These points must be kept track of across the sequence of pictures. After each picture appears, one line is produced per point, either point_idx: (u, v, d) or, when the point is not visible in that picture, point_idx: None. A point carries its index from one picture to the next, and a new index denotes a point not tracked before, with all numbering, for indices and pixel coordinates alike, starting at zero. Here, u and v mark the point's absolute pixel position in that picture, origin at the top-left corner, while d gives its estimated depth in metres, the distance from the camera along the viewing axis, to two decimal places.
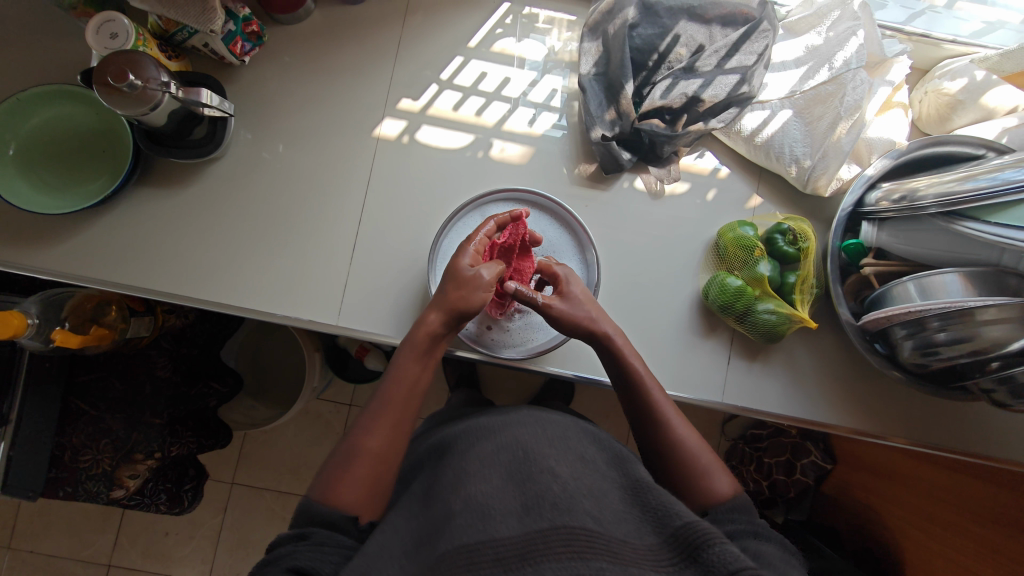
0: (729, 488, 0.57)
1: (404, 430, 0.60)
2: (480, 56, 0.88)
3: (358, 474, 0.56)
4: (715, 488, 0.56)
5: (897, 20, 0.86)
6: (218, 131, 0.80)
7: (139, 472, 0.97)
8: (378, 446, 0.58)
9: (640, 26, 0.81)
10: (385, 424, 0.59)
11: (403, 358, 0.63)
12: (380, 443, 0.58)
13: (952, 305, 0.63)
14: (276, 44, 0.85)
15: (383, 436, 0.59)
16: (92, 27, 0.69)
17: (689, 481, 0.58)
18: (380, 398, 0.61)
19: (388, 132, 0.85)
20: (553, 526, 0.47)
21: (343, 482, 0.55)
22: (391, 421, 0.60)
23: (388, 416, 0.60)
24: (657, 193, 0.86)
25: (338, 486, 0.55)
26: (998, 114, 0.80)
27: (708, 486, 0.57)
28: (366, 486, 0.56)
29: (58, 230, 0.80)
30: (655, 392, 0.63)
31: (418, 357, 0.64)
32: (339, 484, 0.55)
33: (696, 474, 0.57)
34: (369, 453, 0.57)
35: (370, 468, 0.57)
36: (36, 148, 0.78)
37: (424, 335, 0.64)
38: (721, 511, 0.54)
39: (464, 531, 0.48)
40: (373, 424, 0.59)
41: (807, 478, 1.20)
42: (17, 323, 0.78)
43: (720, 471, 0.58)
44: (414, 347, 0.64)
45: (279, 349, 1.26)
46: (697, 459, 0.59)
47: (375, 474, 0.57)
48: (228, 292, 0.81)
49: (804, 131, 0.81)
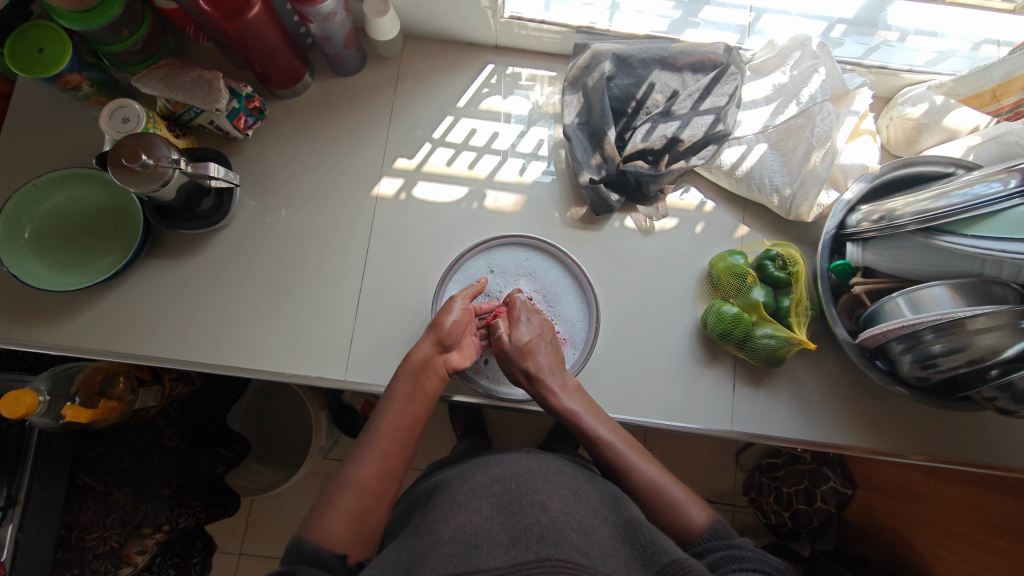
0: (705, 518, 0.59)
1: (396, 467, 0.62)
2: (469, 114, 0.93)
3: (347, 509, 0.57)
4: (689, 521, 0.59)
5: (855, 55, 0.92)
6: (225, 202, 0.84)
7: (147, 547, 0.96)
8: (371, 479, 0.59)
9: (616, 77, 0.88)
10: (377, 457, 0.61)
11: (399, 380, 0.68)
12: (372, 475, 0.60)
13: (942, 316, 0.65)
14: (277, 116, 0.90)
15: (375, 469, 0.60)
16: (105, 113, 0.73)
17: (666, 521, 0.60)
18: (382, 423, 0.64)
19: (386, 190, 0.89)
20: (538, 557, 0.48)
21: (331, 518, 0.56)
22: (384, 454, 0.62)
23: (380, 447, 0.62)
24: (647, 229, 0.90)
25: (326, 515, 0.56)
26: (961, 134, 0.85)
27: (683, 524, 0.59)
28: (355, 518, 0.57)
29: (66, 307, 0.82)
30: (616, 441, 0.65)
31: (416, 388, 0.67)
32: (326, 519, 0.56)
33: (673, 504, 0.60)
34: (359, 485, 0.59)
35: (355, 497, 0.58)
36: (50, 229, 0.81)
37: (412, 361, 0.68)
38: (700, 544, 0.57)
39: (448, 560, 0.48)
40: (367, 457, 0.61)
41: (828, 506, 1.17)
42: (30, 401, 0.79)
43: (692, 501, 0.60)
44: (410, 373, 0.68)
45: (286, 410, 1.26)
46: (662, 489, 0.61)
47: (365, 508, 0.58)
48: (230, 356, 0.82)
49: (781, 162, 0.85)
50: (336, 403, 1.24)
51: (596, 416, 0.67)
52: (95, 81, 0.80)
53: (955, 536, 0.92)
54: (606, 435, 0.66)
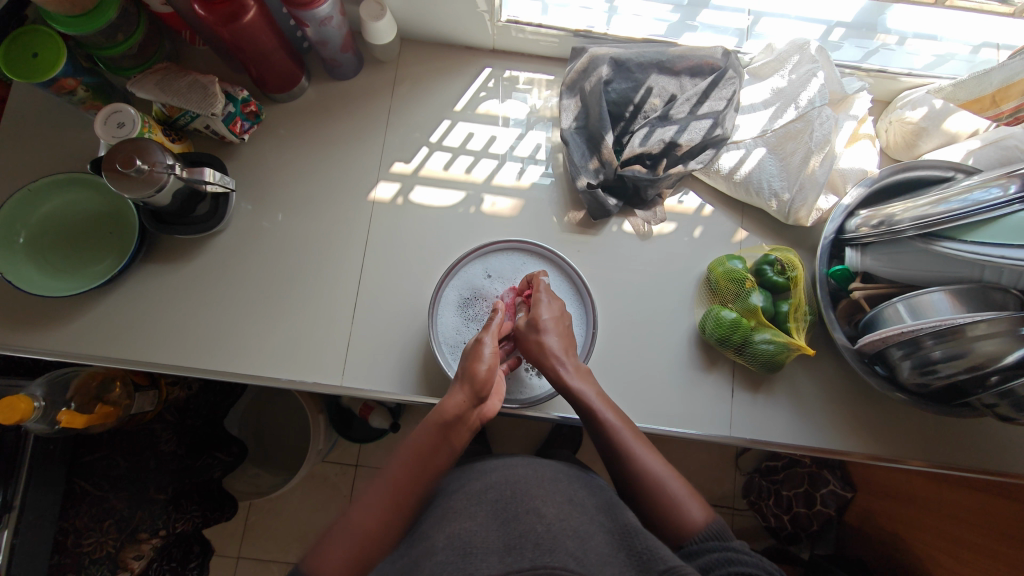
0: (704, 516, 0.59)
1: (402, 516, 0.59)
2: (466, 118, 0.93)
3: (344, 549, 0.56)
4: (688, 519, 0.58)
5: (853, 59, 0.92)
6: (221, 207, 0.84)
7: (144, 553, 0.95)
8: (372, 525, 0.58)
9: (614, 81, 0.87)
10: (382, 504, 0.59)
11: (419, 430, 0.64)
12: (373, 521, 0.58)
13: (941, 322, 0.64)
14: (273, 120, 0.90)
15: (379, 515, 0.59)
16: (99, 118, 0.73)
17: (664, 519, 0.59)
18: (394, 471, 0.62)
19: (383, 195, 0.89)
20: (533, 565, 0.47)
21: (327, 555, 0.55)
22: (390, 502, 0.59)
23: (388, 495, 0.60)
24: (645, 234, 0.89)
25: (323, 555, 0.56)
26: (961, 138, 0.84)
27: (682, 523, 0.58)
28: (350, 561, 0.56)
29: (61, 312, 0.82)
30: (622, 429, 0.64)
31: (434, 440, 0.63)
32: (322, 555, 0.56)
33: (673, 502, 0.59)
34: (360, 528, 0.58)
35: (354, 540, 0.57)
36: (45, 234, 0.80)
37: (444, 416, 0.63)
38: (697, 543, 0.56)
39: (442, 568, 0.48)
40: (372, 502, 0.59)
41: (829, 509, 1.16)
42: (25, 407, 0.79)
43: (691, 499, 0.60)
44: (434, 426, 0.63)
45: (284, 414, 1.26)
46: (662, 482, 0.61)
47: (363, 553, 0.56)
48: (225, 362, 0.82)
49: (779, 166, 0.85)
50: (335, 406, 1.23)
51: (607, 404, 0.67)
52: (90, 86, 0.79)
53: (956, 540, 0.91)
54: (612, 420, 0.65)
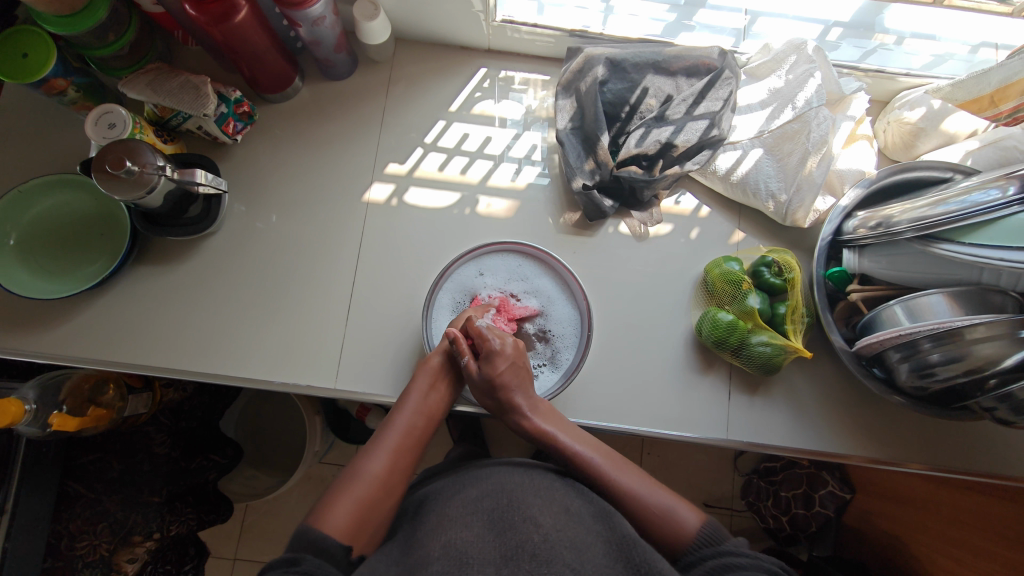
0: (697, 519, 0.59)
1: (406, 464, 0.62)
2: (461, 119, 0.92)
3: (353, 501, 0.57)
4: (682, 528, 0.58)
5: (851, 59, 0.92)
6: (213, 208, 0.83)
7: (138, 555, 0.94)
8: (380, 471, 0.60)
9: (610, 82, 0.87)
10: (389, 452, 0.62)
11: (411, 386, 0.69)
12: (380, 469, 0.60)
13: (940, 326, 0.64)
14: (266, 121, 0.89)
15: (385, 463, 0.60)
16: (90, 118, 0.72)
17: (659, 531, 0.59)
18: (397, 422, 0.65)
19: (377, 196, 0.88)
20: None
21: (337, 506, 0.56)
22: (396, 451, 0.62)
23: (391, 444, 0.63)
24: (641, 235, 0.88)
25: (332, 505, 0.56)
26: (959, 138, 0.83)
27: (677, 532, 0.58)
28: (361, 507, 0.56)
29: (53, 314, 0.81)
30: (597, 458, 0.64)
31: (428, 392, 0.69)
32: (332, 509, 0.56)
33: (666, 514, 0.59)
34: (370, 476, 0.59)
35: (364, 486, 0.58)
36: (35, 235, 0.80)
37: (431, 363, 0.71)
38: (692, 553, 0.57)
39: None
40: (379, 451, 0.62)
41: (827, 510, 1.15)
42: (15, 411, 0.78)
43: (684, 507, 0.60)
44: (424, 375, 0.70)
45: (279, 416, 1.25)
46: (648, 500, 0.60)
47: (371, 501, 0.57)
48: (218, 365, 0.81)
49: (776, 167, 0.84)
50: (331, 407, 1.23)
51: (573, 434, 0.66)
52: (81, 86, 0.79)
53: (955, 542, 0.90)
54: (585, 452, 0.64)
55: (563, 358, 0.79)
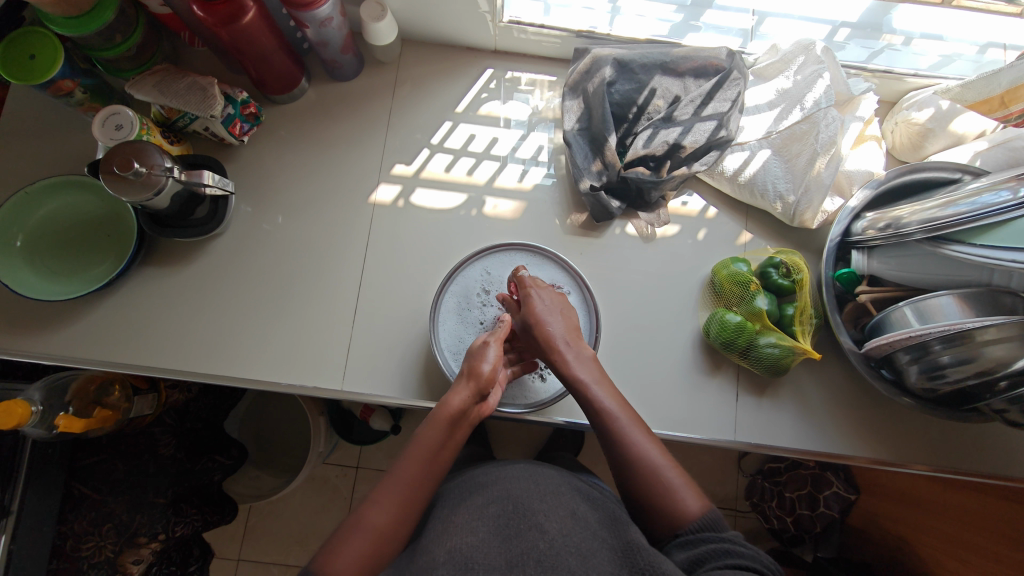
0: (699, 506, 0.57)
1: (412, 514, 0.57)
2: (467, 119, 0.92)
3: (357, 552, 0.53)
4: (683, 508, 0.56)
5: (858, 59, 0.91)
6: (220, 210, 0.83)
7: (144, 557, 0.92)
8: (385, 523, 0.55)
9: (617, 82, 0.87)
10: (394, 502, 0.57)
11: (427, 429, 0.61)
12: (386, 520, 0.56)
13: (951, 327, 0.63)
14: (273, 122, 0.89)
15: (391, 514, 0.56)
16: (98, 120, 0.72)
17: (658, 506, 0.57)
18: (405, 470, 0.59)
19: (384, 198, 0.88)
20: None
21: (338, 557, 0.52)
22: (401, 500, 0.57)
23: (398, 494, 0.57)
24: (648, 236, 0.88)
25: (335, 557, 0.52)
26: (967, 139, 0.83)
27: (675, 513, 0.56)
28: (364, 561, 0.53)
29: (60, 316, 0.81)
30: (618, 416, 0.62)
31: (442, 440, 0.61)
32: (333, 557, 0.52)
33: (669, 492, 0.57)
34: (373, 527, 0.55)
35: (368, 538, 0.54)
36: (41, 238, 0.79)
37: (450, 410, 0.62)
38: (690, 532, 0.55)
39: None
40: (383, 500, 0.57)
41: (832, 511, 1.13)
42: (21, 412, 0.77)
43: (687, 488, 0.58)
44: (438, 425, 0.61)
45: (282, 417, 1.24)
46: (659, 470, 0.59)
47: (375, 554, 0.54)
48: (225, 367, 0.81)
49: (784, 168, 0.84)
50: (336, 408, 1.23)
51: (607, 389, 0.65)
52: (89, 87, 0.79)
53: (961, 544, 0.90)
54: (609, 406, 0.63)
55: None
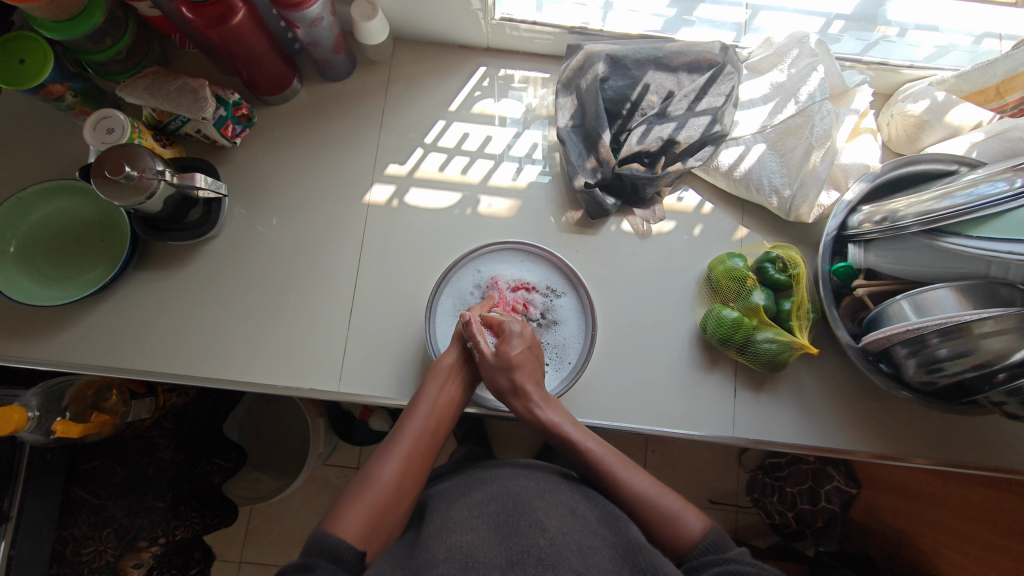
0: (702, 524, 0.57)
1: (417, 468, 0.61)
2: (460, 118, 0.91)
3: (366, 508, 0.56)
4: (687, 533, 0.56)
5: (853, 51, 0.90)
6: (213, 212, 0.82)
7: (143, 561, 0.94)
8: (394, 476, 0.59)
9: (610, 78, 0.86)
10: (400, 456, 0.61)
11: (428, 386, 0.68)
12: (395, 474, 0.59)
13: (948, 320, 0.63)
14: (265, 124, 0.89)
15: (397, 467, 0.60)
16: (89, 123, 0.71)
17: (664, 535, 0.57)
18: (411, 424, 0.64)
19: (378, 198, 0.87)
20: None
21: (347, 514, 0.55)
22: (407, 454, 0.61)
23: (405, 446, 0.62)
24: (644, 233, 0.88)
25: (345, 513, 0.55)
26: (964, 130, 0.83)
27: (681, 538, 0.56)
28: (374, 515, 0.56)
29: (55, 321, 0.81)
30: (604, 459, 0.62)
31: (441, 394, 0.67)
32: (342, 515, 0.55)
33: (671, 519, 0.57)
34: (382, 482, 0.58)
35: (378, 491, 0.57)
36: (34, 243, 0.79)
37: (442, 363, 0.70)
38: (698, 557, 0.55)
39: None
40: (390, 454, 0.61)
41: (833, 506, 1.15)
42: (18, 418, 0.77)
43: (689, 510, 0.58)
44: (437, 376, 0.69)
45: (281, 419, 1.24)
46: (654, 501, 0.59)
47: (386, 506, 0.57)
48: (222, 369, 0.81)
49: (780, 163, 0.84)
50: (334, 409, 1.22)
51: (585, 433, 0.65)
52: (79, 91, 0.78)
53: (962, 537, 0.90)
54: (593, 450, 0.63)
55: (572, 355, 0.79)
